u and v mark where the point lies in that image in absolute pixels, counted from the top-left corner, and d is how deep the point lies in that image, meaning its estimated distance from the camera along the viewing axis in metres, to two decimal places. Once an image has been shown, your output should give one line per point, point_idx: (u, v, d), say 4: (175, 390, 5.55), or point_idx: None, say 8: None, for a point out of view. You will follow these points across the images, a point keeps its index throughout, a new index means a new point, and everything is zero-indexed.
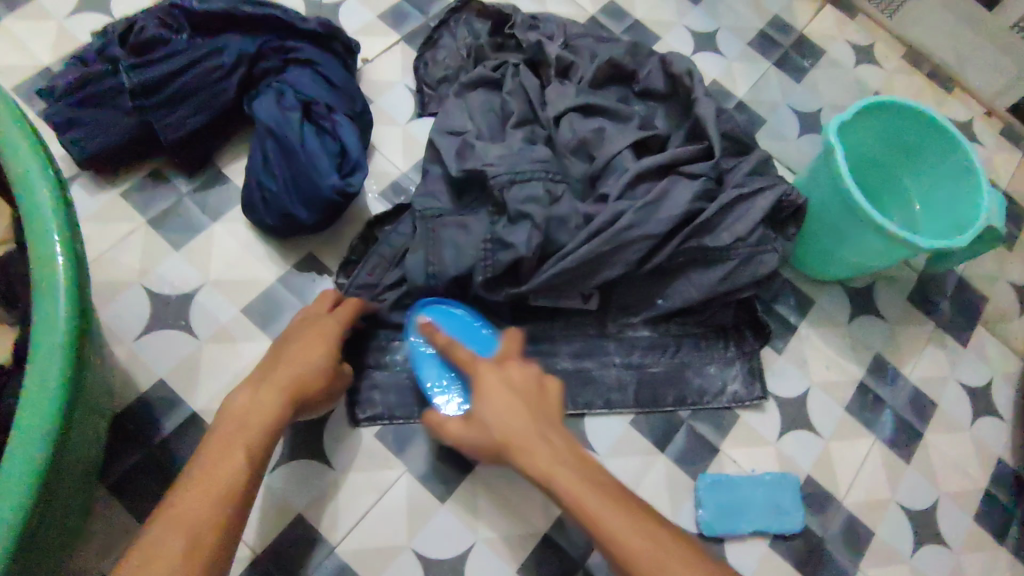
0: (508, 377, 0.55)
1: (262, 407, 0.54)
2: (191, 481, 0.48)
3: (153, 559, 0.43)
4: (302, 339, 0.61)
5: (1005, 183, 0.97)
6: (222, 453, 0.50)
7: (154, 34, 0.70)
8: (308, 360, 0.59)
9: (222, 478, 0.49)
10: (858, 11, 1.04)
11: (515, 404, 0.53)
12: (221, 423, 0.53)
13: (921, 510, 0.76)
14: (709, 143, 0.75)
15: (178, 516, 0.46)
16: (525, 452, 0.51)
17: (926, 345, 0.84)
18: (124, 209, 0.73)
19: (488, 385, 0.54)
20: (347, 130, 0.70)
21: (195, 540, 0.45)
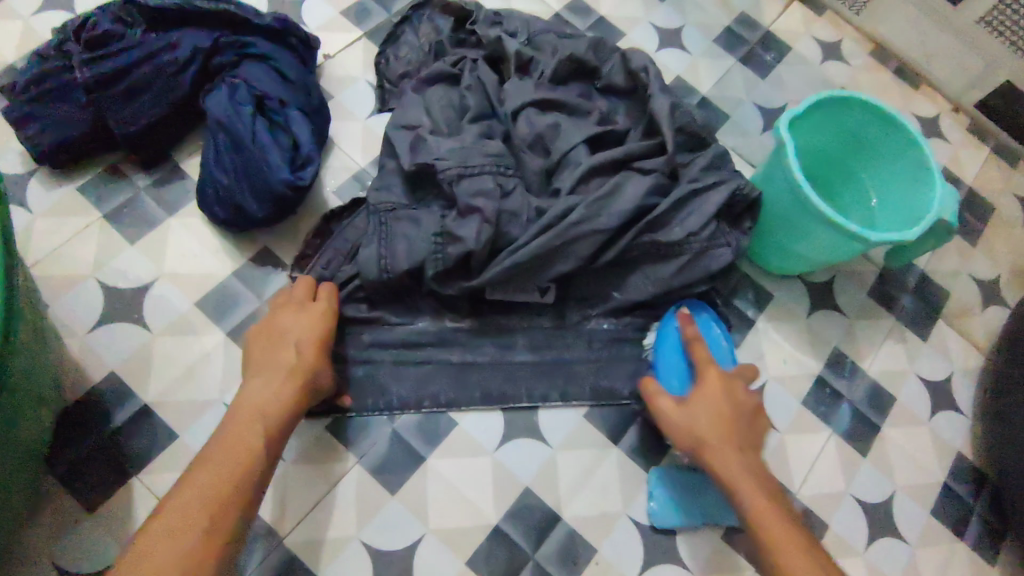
0: (732, 389, 0.64)
1: (276, 395, 0.59)
2: (208, 464, 0.54)
3: (178, 528, 0.50)
4: (295, 326, 0.64)
5: (970, 178, 0.97)
6: (238, 440, 0.56)
7: (108, 29, 0.71)
8: (311, 350, 0.63)
9: (236, 464, 0.54)
10: (824, 7, 1.04)
11: (722, 404, 0.63)
12: (234, 411, 0.58)
13: (876, 504, 0.77)
14: (662, 139, 0.75)
15: (199, 494, 0.52)
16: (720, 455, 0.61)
17: (885, 339, 0.84)
18: (81, 204, 0.73)
19: (709, 386, 0.64)
20: (300, 125, 0.71)
21: (214, 519, 0.51)
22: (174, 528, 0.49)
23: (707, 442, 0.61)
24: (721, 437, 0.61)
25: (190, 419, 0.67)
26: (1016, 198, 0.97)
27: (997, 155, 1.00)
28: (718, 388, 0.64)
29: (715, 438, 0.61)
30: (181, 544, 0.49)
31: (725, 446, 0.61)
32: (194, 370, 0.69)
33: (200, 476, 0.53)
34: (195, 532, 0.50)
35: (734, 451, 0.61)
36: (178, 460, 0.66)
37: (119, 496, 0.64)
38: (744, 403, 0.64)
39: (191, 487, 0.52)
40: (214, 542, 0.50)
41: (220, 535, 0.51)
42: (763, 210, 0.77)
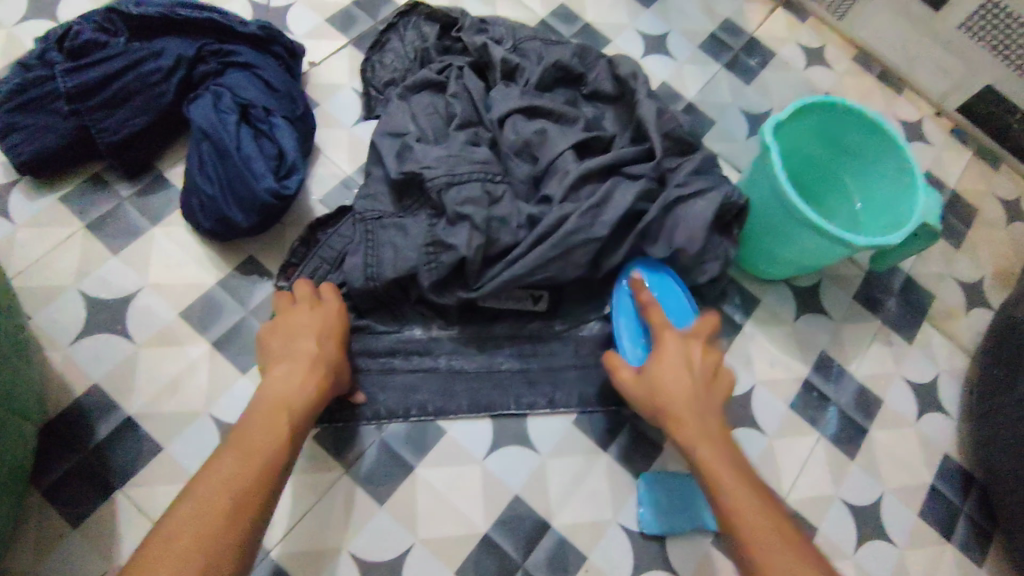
0: (688, 351, 0.64)
1: (296, 385, 0.58)
2: (234, 451, 0.52)
3: (202, 513, 0.47)
4: (312, 321, 0.64)
5: (953, 181, 0.98)
6: (263, 426, 0.55)
7: (90, 38, 0.70)
8: (328, 345, 0.63)
9: (263, 448, 0.53)
10: (808, 13, 1.05)
11: (709, 395, 0.62)
12: (256, 401, 0.57)
13: (865, 506, 0.77)
14: (649, 145, 0.75)
15: (226, 477, 0.50)
16: (686, 424, 0.59)
17: (872, 342, 0.85)
18: (64, 214, 0.73)
19: (667, 351, 0.64)
20: (284, 133, 0.71)
21: (241, 503, 0.49)
22: (199, 511, 0.48)
23: (678, 414, 0.60)
24: (690, 399, 0.60)
25: (175, 430, 0.67)
26: (998, 200, 0.98)
27: (979, 158, 1.01)
28: (675, 346, 0.64)
29: (686, 404, 0.60)
30: (209, 526, 0.47)
31: (690, 415, 0.60)
32: (180, 381, 0.68)
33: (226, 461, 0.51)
34: (221, 515, 0.48)
35: (702, 423, 0.59)
36: (164, 472, 0.65)
37: (104, 510, 0.63)
38: (705, 362, 0.64)
39: (217, 471, 0.50)
40: (240, 525, 0.48)
41: (244, 520, 0.49)
42: (749, 216, 0.77)
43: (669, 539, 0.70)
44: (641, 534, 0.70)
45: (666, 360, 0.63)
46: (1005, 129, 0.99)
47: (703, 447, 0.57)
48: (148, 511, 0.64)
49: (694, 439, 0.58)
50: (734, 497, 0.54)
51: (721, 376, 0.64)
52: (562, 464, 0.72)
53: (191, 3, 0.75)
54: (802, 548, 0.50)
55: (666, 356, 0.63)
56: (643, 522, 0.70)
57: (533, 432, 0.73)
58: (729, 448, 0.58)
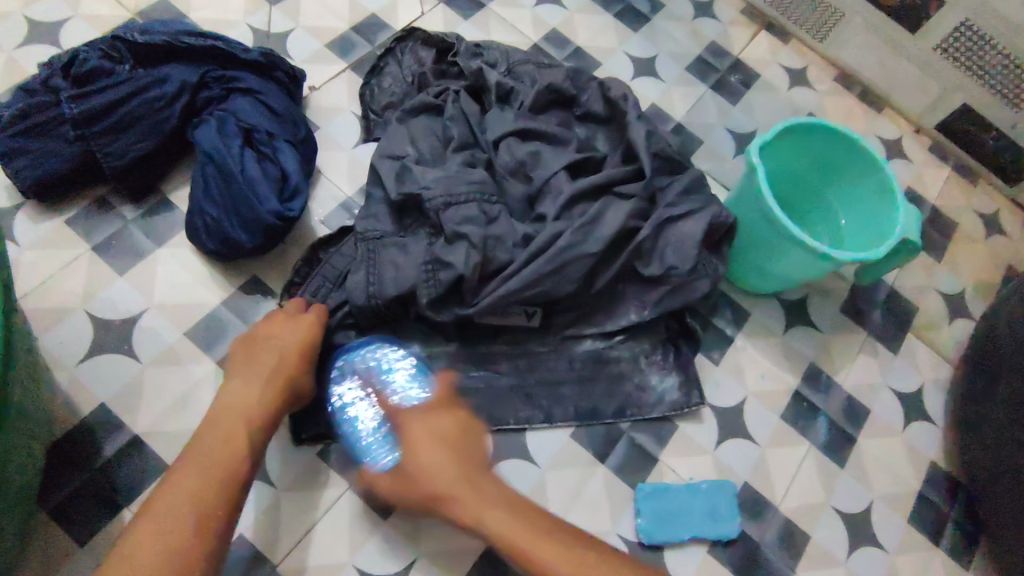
0: (433, 425, 0.65)
1: (255, 398, 0.60)
2: (192, 465, 0.54)
3: (165, 525, 0.50)
4: (278, 332, 0.65)
5: (932, 196, 1.02)
6: (221, 439, 0.56)
7: (97, 65, 0.72)
8: (291, 354, 0.64)
9: (222, 463, 0.55)
10: (790, 35, 1.09)
11: (446, 453, 0.62)
12: (214, 416, 0.58)
13: (856, 514, 0.79)
14: (640, 165, 0.77)
15: (185, 492, 0.52)
16: (454, 499, 0.60)
17: (858, 354, 0.87)
18: (69, 236, 0.74)
19: (410, 427, 0.65)
20: (287, 156, 0.73)
21: (202, 518, 0.51)
22: (151, 527, 0.50)
23: (445, 494, 0.60)
24: (444, 479, 0.60)
25: (180, 448, 0.68)
26: (977, 215, 1.02)
27: (957, 174, 1.05)
28: (440, 423, 0.65)
29: (438, 487, 0.60)
30: (169, 542, 0.49)
31: (466, 492, 0.60)
32: (185, 400, 0.69)
33: (179, 475, 0.53)
34: (170, 529, 0.50)
35: (478, 494, 0.59)
36: None
37: (109, 529, 0.64)
38: (447, 429, 0.64)
39: (171, 487, 0.52)
40: (193, 537, 0.50)
41: (210, 532, 0.51)
42: (739, 233, 0.80)
43: (665, 549, 0.73)
44: (637, 544, 0.73)
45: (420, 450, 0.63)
46: (981, 145, 1.02)
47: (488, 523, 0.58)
48: None
49: (479, 507, 0.59)
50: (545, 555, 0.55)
51: (472, 445, 0.64)
52: (559, 477, 0.74)
53: (195, 31, 0.77)
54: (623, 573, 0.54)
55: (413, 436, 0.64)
56: (642, 532, 0.72)
57: (531, 445, 0.75)
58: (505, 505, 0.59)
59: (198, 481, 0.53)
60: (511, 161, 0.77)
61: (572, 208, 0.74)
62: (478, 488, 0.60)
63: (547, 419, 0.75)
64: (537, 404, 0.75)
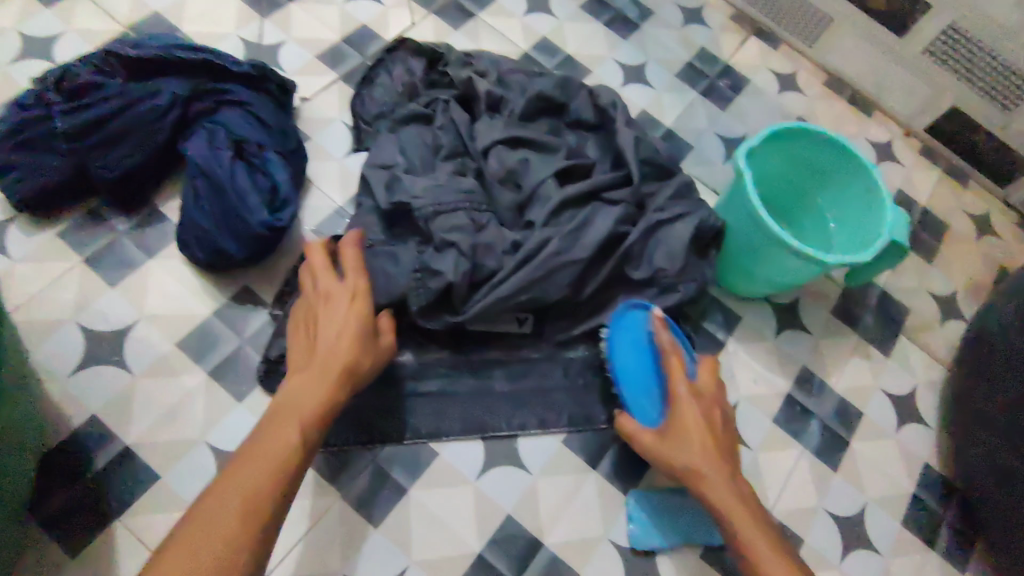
0: (706, 408, 0.64)
1: (311, 389, 0.58)
2: (246, 460, 0.53)
3: (211, 523, 0.49)
4: (338, 313, 0.62)
5: (924, 198, 1.02)
6: (275, 435, 0.55)
7: (88, 79, 0.72)
8: (349, 338, 0.61)
9: (274, 460, 0.53)
10: (780, 41, 1.10)
11: (707, 446, 0.62)
12: (273, 409, 0.57)
13: (850, 517, 0.79)
14: (627, 172, 0.78)
15: (236, 491, 0.51)
16: (711, 483, 0.61)
17: (851, 356, 0.88)
18: (62, 249, 0.74)
19: (684, 409, 0.63)
20: (277, 167, 0.74)
21: (248, 516, 0.50)
22: (210, 538, 0.48)
23: (705, 475, 0.61)
24: (711, 470, 0.61)
25: (171, 459, 0.68)
26: (968, 216, 1.02)
27: (948, 176, 1.05)
28: (695, 409, 0.63)
29: (708, 470, 0.61)
30: (218, 540, 0.48)
31: (715, 481, 0.60)
32: (176, 410, 0.70)
33: (239, 477, 0.52)
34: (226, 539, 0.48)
35: (724, 486, 0.60)
36: (160, 501, 0.66)
37: (101, 540, 0.64)
38: (716, 417, 0.64)
39: (229, 484, 0.51)
40: (244, 548, 0.49)
41: (255, 530, 0.50)
42: (727, 238, 0.80)
43: (658, 555, 0.72)
44: (630, 551, 0.72)
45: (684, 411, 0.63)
46: (972, 147, 1.03)
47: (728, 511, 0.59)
48: (146, 539, 0.65)
49: (719, 492, 0.60)
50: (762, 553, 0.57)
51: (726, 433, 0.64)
52: (553, 483, 0.73)
53: (186, 45, 0.77)
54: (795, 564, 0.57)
55: (681, 426, 0.63)
56: (633, 539, 0.72)
57: (523, 452, 0.74)
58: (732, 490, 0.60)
59: (259, 488, 0.51)
60: (501, 169, 0.78)
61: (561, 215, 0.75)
62: (721, 475, 0.61)
63: (539, 425, 0.75)
64: (530, 411, 0.75)
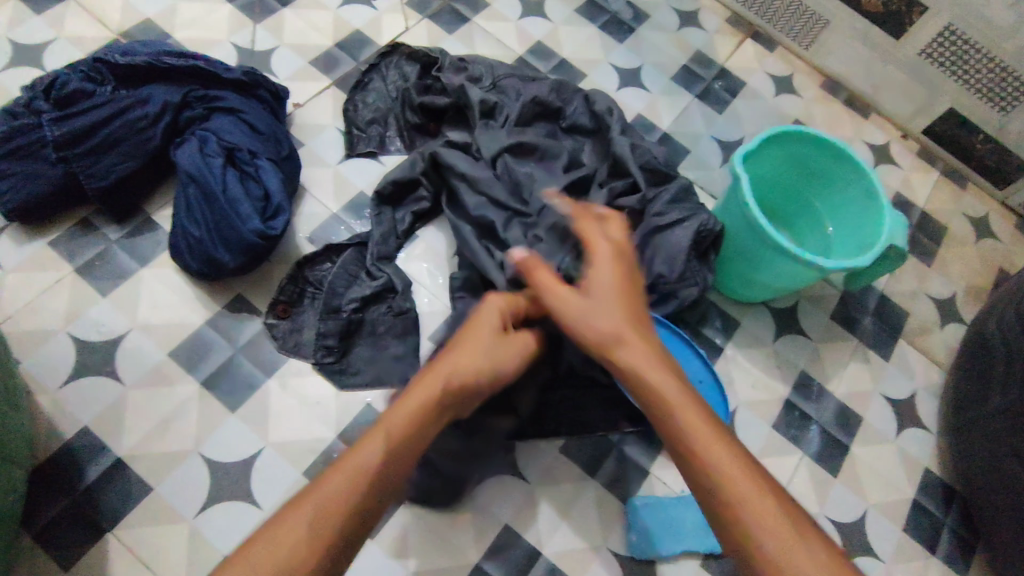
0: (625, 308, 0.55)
1: (419, 408, 0.48)
2: (344, 464, 0.43)
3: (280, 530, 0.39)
4: (478, 332, 0.55)
5: (922, 201, 1.02)
6: (378, 441, 0.45)
7: (77, 88, 0.72)
8: (473, 356, 0.53)
9: (367, 472, 0.43)
10: (776, 43, 1.09)
11: (630, 335, 0.53)
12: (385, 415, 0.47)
13: (851, 523, 0.78)
14: (630, 182, 0.78)
15: (321, 497, 0.41)
16: (636, 365, 0.51)
17: (850, 361, 0.87)
18: (53, 258, 0.74)
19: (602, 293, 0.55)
20: (270, 174, 0.72)
21: (325, 534, 0.40)
22: (280, 552, 0.39)
23: (626, 360, 0.52)
24: (637, 349, 0.52)
25: (164, 471, 0.67)
26: (966, 218, 1.02)
27: (946, 178, 1.05)
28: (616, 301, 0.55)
29: (632, 352, 0.52)
30: (284, 551, 0.39)
31: (640, 360, 0.51)
32: (169, 421, 0.69)
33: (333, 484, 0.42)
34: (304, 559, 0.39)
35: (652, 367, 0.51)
36: (152, 514, 0.65)
37: (92, 554, 0.63)
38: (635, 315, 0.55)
39: (317, 487, 0.42)
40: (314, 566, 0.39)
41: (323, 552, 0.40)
42: (725, 243, 0.80)
43: (658, 564, 0.71)
44: (630, 560, 0.71)
45: (580, 311, 0.55)
46: (970, 149, 1.02)
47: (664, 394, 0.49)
48: (138, 553, 0.64)
49: (645, 375, 0.51)
50: (707, 443, 0.46)
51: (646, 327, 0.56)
52: (551, 492, 0.73)
53: (176, 51, 0.77)
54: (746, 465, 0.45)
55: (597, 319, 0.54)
56: (633, 548, 0.71)
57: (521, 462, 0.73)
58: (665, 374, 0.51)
59: (347, 511, 0.41)
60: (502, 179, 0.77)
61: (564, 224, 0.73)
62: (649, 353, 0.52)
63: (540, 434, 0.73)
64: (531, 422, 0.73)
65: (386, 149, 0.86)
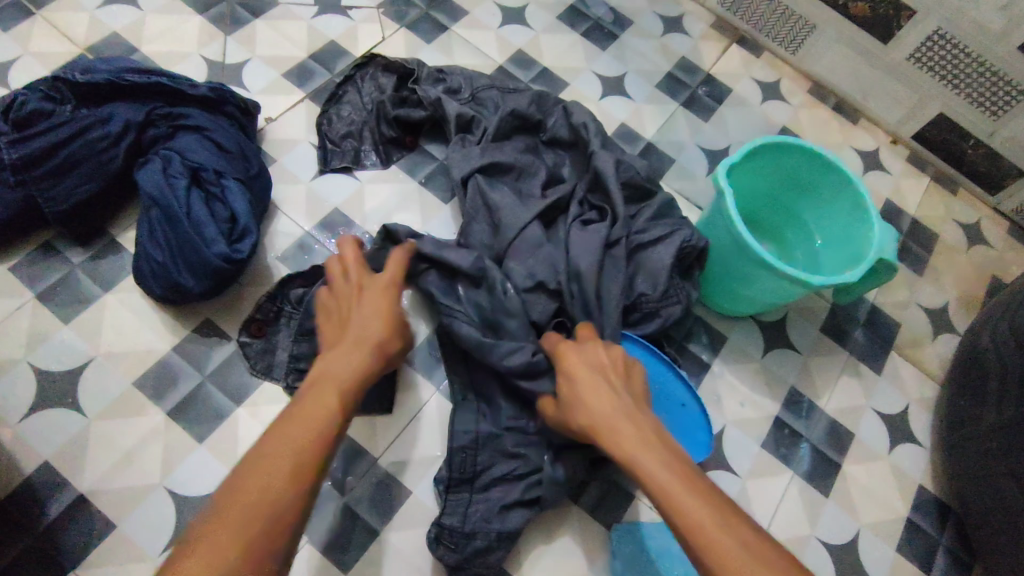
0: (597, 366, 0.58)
1: (347, 363, 0.54)
2: (293, 418, 0.49)
3: (254, 479, 0.44)
4: (363, 299, 0.61)
5: (912, 208, 1.00)
6: (315, 396, 0.51)
7: (35, 107, 0.69)
8: (371, 307, 0.60)
9: (319, 420, 0.49)
10: (762, 48, 1.07)
11: (603, 395, 0.55)
12: (321, 374, 0.53)
13: (842, 544, 0.76)
14: (612, 209, 0.75)
15: (285, 450, 0.46)
16: (610, 433, 0.53)
17: (841, 375, 0.85)
18: (13, 284, 0.71)
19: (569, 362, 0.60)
20: (237, 196, 0.70)
21: (298, 460, 0.46)
22: (258, 493, 0.43)
23: (597, 425, 0.54)
24: (608, 411, 0.54)
25: (128, 507, 0.64)
26: (958, 225, 1.00)
27: (937, 184, 1.03)
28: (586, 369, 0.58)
29: (604, 422, 0.54)
30: (260, 493, 0.43)
31: (616, 423, 0.53)
32: (134, 454, 0.66)
33: (282, 441, 0.46)
34: (278, 485, 0.44)
35: (634, 426, 0.53)
36: (115, 553, 0.63)
37: None
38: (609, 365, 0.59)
39: (280, 439, 0.46)
40: (296, 496, 0.44)
41: (302, 482, 0.45)
42: (709, 255, 0.78)
43: None
44: None
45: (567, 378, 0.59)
46: (960, 154, 1.00)
47: (634, 453, 0.51)
48: None
49: (619, 436, 0.52)
50: (679, 501, 0.46)
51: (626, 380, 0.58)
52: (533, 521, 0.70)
53: (138, 68, 0.74)
54: (721, 508, 0.46)
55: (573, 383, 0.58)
56: None
57: None
58: (638, 427, 0.52)
59: (308, 451, 0.47)
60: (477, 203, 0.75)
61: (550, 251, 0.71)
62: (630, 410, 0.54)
63: None
64: None
65: (362, 163, 0.84)
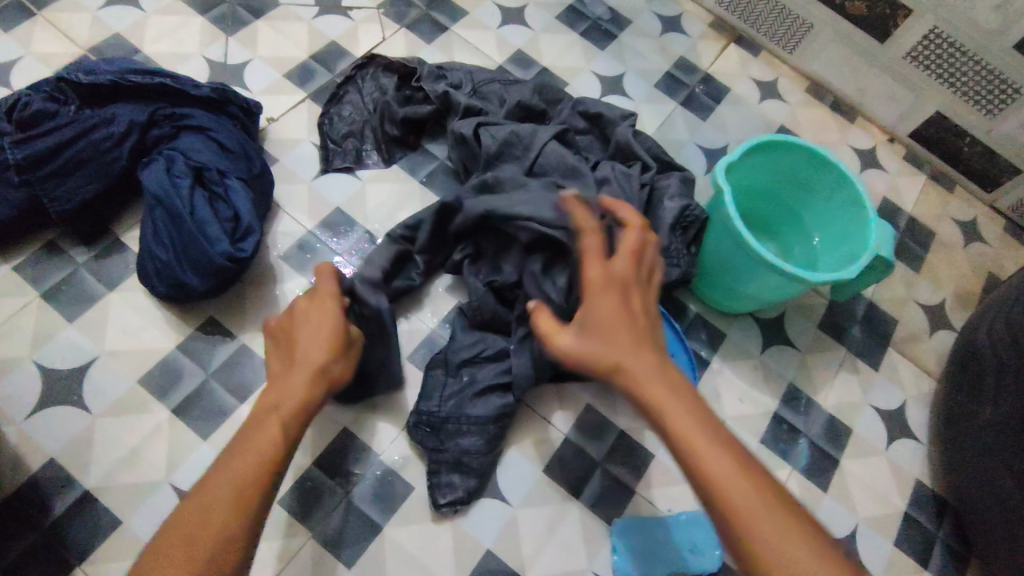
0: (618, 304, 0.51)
1: (294, 391, 0.55)
2: (236, 451, 0.50)
3: (199, 511, 0.46)
4: (314, 316, 0.60)
5: (909, 206, 1.00)
6: (255, 430, 0.51)
7: (40, 108, 0.70)
8: (323, 325, 0.59)
9: (261, 453, 0.50)
10: (760, 47, 1.08)
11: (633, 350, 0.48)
12: (262, 406, 0.54)
13: (840, 539, 0.77)
14: (642, 162, 0.80)
15: (226, 483, 0.48)
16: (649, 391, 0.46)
17: (838, 371, 0.86)
18: (18, 284, 0.72)
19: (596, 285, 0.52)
20: (240, 195, 0.71)
21: (240, 493, 0.47)
22: (202, 524, 0.46)
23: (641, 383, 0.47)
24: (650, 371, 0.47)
25: (133, 504, 0.65)
26: (954, 222, 1.00)
27: (934, 182, 1.03)
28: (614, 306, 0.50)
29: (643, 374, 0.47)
30: (207, 525, 0.46)
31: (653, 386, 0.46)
32: (139, 451, 0.67)
33: (225, 476, 0.48)
34: (220, 523, 0.46)
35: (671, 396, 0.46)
36: (120, 549, 0.63)
37: None
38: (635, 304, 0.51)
39: (223, 474, 0.48)
40: (239, 529, 0.46)
41: (245, 515, 0.47)
42: (706, 251, 0.79)
43: None
44: None
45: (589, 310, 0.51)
46: (957, 153, 1.01)
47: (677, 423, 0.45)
48: None
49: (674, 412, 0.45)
50: (734, 489, 0.42)
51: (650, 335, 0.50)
52: (534, 515, 0.71)
53: (142, 69, 0.75)
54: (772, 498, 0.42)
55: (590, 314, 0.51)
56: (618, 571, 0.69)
57: (502, 483, 0.72)
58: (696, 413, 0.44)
59: (251, 481, 0.48)
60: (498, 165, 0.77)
61: (582, 168, 0.75)
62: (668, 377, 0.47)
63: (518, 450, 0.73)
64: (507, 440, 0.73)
65: (364, 163, 0.84)
